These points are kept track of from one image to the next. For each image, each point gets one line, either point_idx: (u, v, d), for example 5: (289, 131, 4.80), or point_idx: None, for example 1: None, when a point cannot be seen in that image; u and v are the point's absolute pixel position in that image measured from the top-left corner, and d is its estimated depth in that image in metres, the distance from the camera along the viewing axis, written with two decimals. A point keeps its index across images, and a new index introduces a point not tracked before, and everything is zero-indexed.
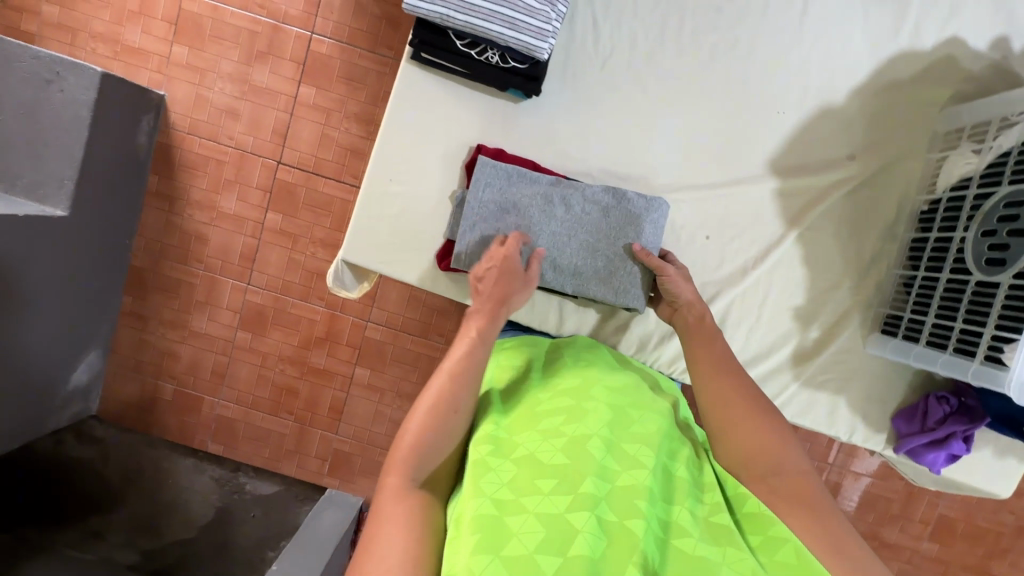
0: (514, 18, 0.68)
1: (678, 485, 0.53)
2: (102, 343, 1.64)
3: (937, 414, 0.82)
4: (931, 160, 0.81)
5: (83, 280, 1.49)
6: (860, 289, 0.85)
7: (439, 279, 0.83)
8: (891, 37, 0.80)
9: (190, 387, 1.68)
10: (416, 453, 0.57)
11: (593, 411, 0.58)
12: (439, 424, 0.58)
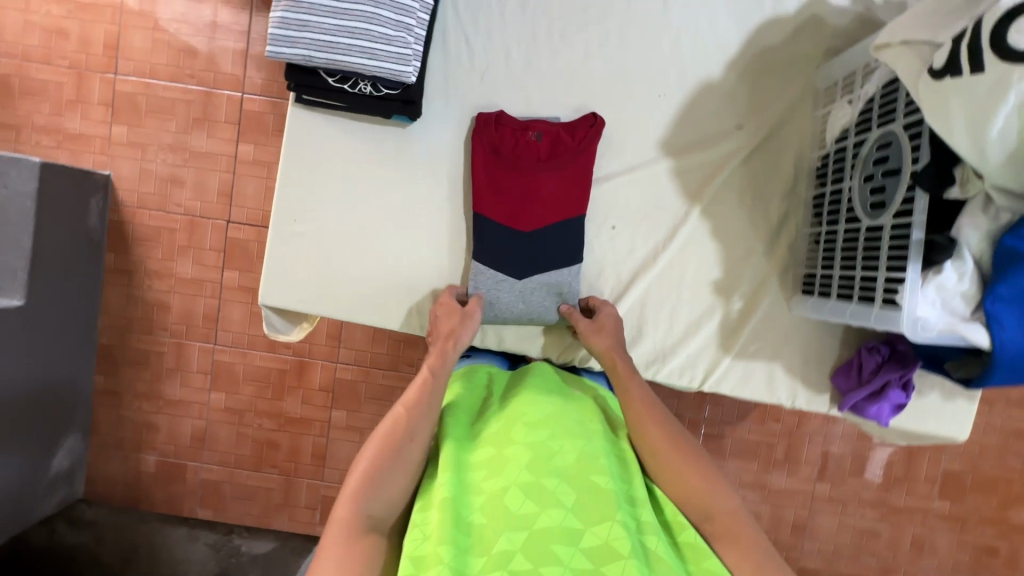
0: (373, 48, 0.70)
1: (601, 502, 0.57)
2: (80, 425, 1.64)
3: (870, 365, 0.81)
4: (817, 117, 0.82)
5: (51, 364, 1.51)
6: (775, 253, 0.85)
7: (360, 309, 0.84)
8: (753, 7, 0.82)
9: (173, 455, 1.68)
10: (362, 489, 0.59)
11: (514, 454, 0.61)
12: (378, 470, 0.61)
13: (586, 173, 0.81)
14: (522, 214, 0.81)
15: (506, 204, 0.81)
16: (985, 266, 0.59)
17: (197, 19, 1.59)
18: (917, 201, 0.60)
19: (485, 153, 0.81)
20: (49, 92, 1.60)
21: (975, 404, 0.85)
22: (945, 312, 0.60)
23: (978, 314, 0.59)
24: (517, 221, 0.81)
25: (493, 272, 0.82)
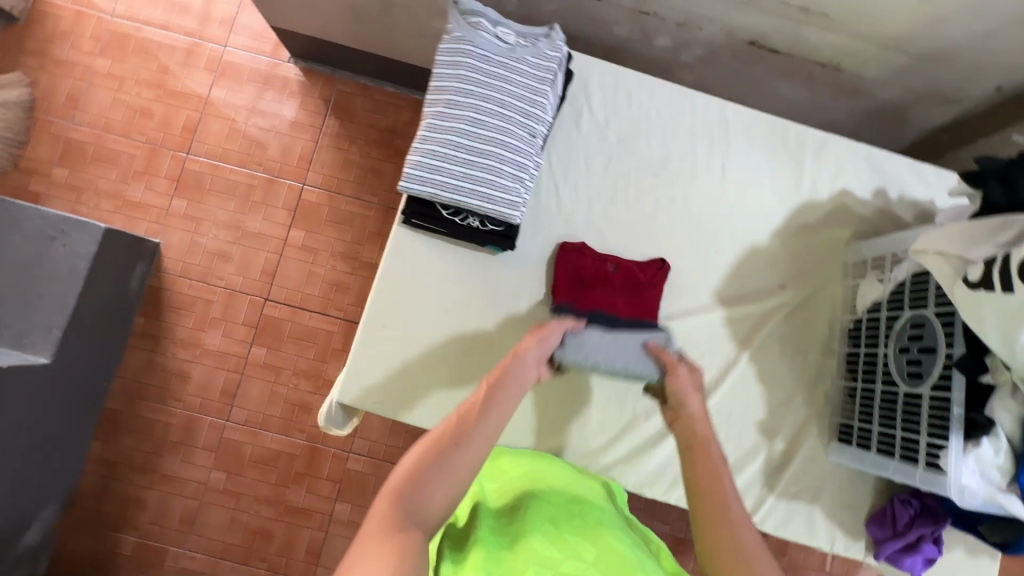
0: (490, 194, 0.81)
1: (619, 561, 0.59)
2: (63, 494, 1.53)
3: (903, 517, 0.87)
4: (848, 285, 0.96)
5: (55, 427, 1.44)
6: (813, 400, 0.94)
7: (436, 416, 0.89)
8: (795, 190, 0.98)
9: (155, 538, 1.56)
10: (416, 471, 0.58)
11: (540, 518, 0.66)
12: (436, 455, 0.60)
13: (651, 305, 0.91)
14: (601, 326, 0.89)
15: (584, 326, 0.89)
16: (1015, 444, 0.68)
17: (274, 118, 1.74)
18: (954, 380, 0.71)
19: (567, 279, 0.90)
20: (120, 163, 1.70)
21: (998, 562, 0.90)
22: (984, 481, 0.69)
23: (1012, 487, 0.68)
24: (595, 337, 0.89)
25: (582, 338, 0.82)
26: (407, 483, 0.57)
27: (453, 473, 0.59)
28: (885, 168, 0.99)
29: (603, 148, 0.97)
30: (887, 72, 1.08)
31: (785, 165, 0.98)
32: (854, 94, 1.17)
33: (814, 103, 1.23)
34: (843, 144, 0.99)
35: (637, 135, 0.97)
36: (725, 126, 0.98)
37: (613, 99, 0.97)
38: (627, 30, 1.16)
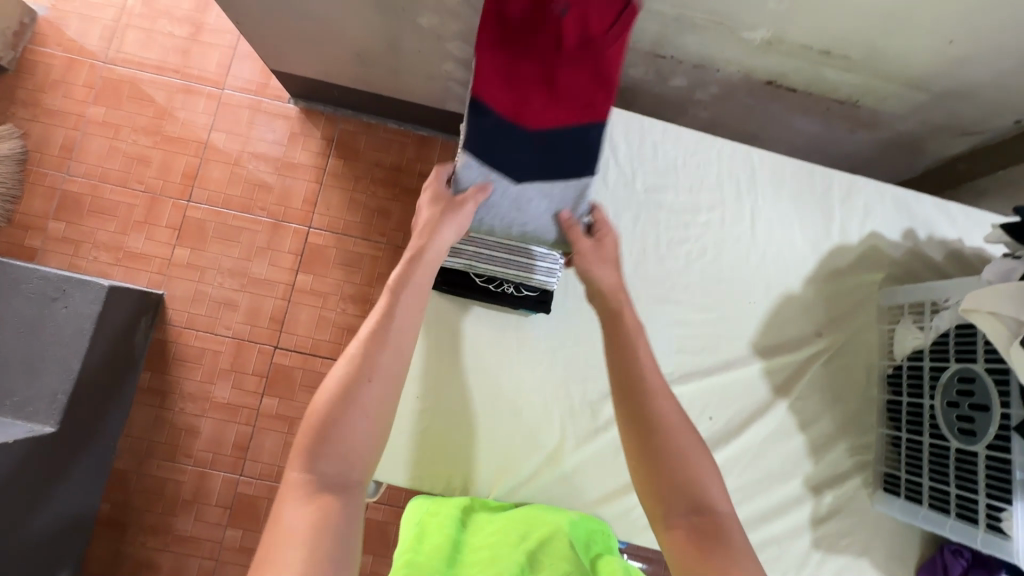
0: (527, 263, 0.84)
1: None
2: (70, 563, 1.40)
3: (956, 568, 0.85)
4: (884, 329, 0.94)
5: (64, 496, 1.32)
6: (855, 449, 0.93)
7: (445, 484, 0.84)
8: (826, 235, 0.97)
9: None
10: (327, 409, 0.57)
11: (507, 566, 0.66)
12: (352, 395, 0.58)
13: None
14: None
15: None
16: None
17: (278, 159, 1.66)
18: (1015, 444, 0.70)
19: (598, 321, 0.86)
20: (118, 213, 1.60)
21: None
22: None
23: None
24: None
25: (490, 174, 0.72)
26: (321, 433, 0.55)
27: (364, 404, 0.58)
28: (912, 208, 0.98)
29: (631, 201, 0.95)
30: (908, 108, 1.08)
31: (815, 210, 0.97)
32: (872, 127, 1.16)
33: (831, 135, 1.22)
34: (871, 186, 0.98)
35: (663, 185, 0.96)
36: (753, 172, 0.97)
37: (639, 150, 0.96)
38: (643, 70, 1.15)
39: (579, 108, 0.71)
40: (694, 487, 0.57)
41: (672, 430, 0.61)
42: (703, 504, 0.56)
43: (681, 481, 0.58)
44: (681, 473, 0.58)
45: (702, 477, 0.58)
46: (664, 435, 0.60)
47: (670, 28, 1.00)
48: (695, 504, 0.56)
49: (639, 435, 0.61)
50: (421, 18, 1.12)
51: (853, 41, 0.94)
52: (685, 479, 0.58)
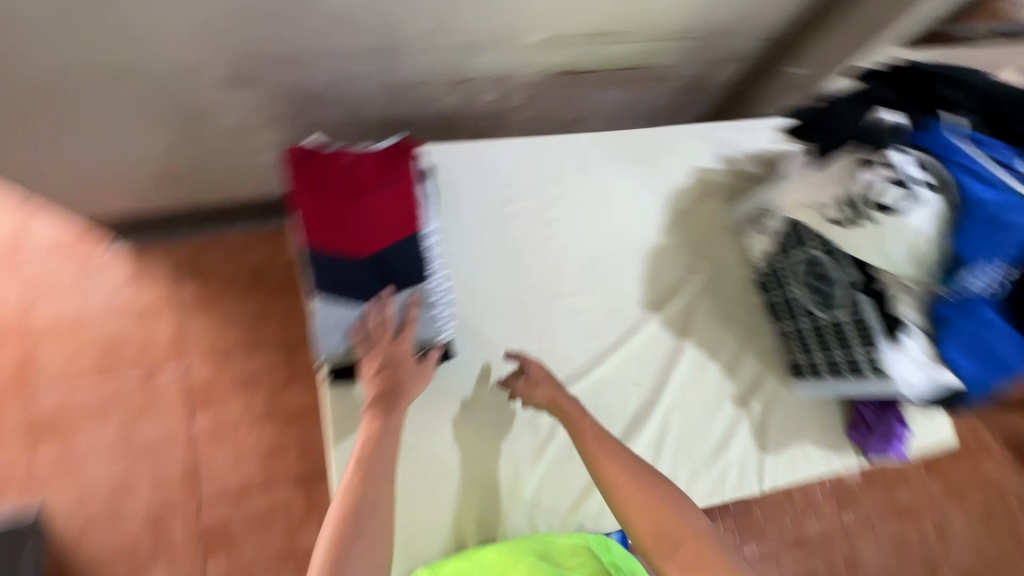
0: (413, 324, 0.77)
1: None
2: None
3: (869, 416, 0.99)
4: (739, 245, 1.06)
5: None
6: (760, 354, 1.03)
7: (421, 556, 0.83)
8: (663, 186, 1.07)
9: None
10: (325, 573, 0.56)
11: None
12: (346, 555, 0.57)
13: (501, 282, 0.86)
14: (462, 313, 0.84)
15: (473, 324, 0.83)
16: (926, 329, 0.80)
17: (115, 307, 1.43)
18: (863, 299, 0.81)
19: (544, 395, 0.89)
20: None
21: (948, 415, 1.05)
22: (919, 368, 0.80)
23: (941, 362, 0.79)
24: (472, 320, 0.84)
25: (344, 297, 0.77)
26: None
27: (364, 555, 0.58)
28: (718, 137, 1.11)
29: (487, 222, 0.98)
30: (683, 56, 1.22)
31: (645, 168, 1.07)
32: (663, 80, 1.30)
33: (634, 97, 1.35)
34: (680, 133, 1.11)
35: (510, 197, 1.00)
36: (582, 155, 1.05)
37: (477, 173, 0.99)
38: (453, 97, 1.19)
39: (393, 227, 0.78)
40: (674, 525, 0.67)
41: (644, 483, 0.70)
42: (676, 535, 0.67)
43: (660, 523, 0.68)
44: (663, 519, 0.68)
45: (684, 518, 0.68)
46: (637, 490, 0.70)
47: (459, 54, 1.05)
48: (676, 539, 0.67)
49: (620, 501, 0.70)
50: (216, 119, 1.06)
51: (615, 18, 1.05)
52: (667, 521, 0.68)
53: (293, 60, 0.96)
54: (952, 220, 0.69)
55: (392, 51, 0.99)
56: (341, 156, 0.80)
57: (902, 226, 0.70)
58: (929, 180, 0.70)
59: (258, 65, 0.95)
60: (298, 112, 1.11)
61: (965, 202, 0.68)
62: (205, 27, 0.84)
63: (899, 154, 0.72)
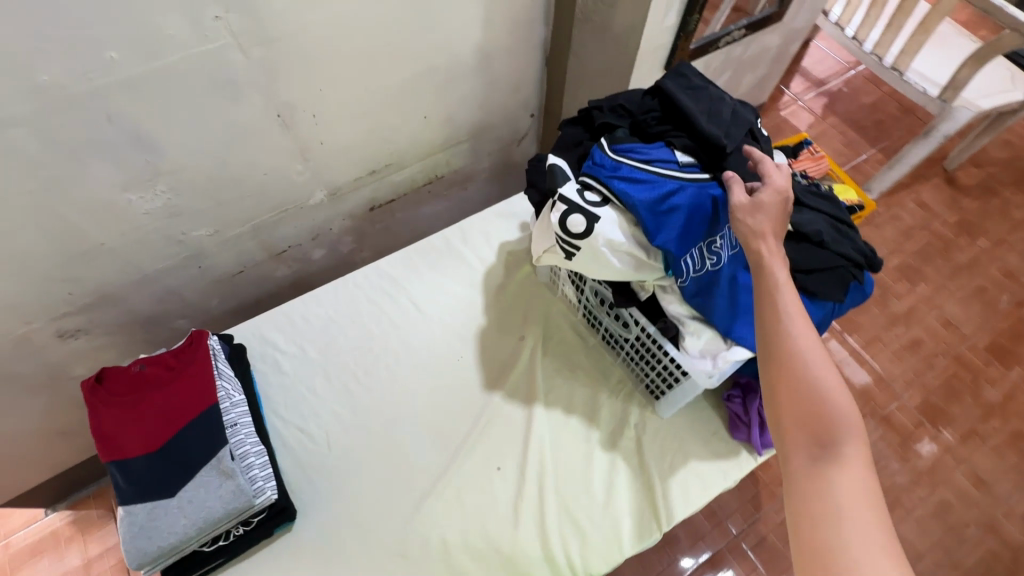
0: (217, 500, 0.78)
1: None
2: None
3: (740, 410, 0.97)
4: (559, 295, 1.10)
5: None
6: (616, 389, 1.02)
7: None
8: (473, 271, 1.14)
9: None
10: None
11: None
12: None
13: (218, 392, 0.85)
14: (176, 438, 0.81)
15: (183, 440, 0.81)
16: (699, 317, 0.79)
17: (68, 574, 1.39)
18: (632, 311, 0.84)
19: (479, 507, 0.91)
20: None
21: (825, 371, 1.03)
22: (713, 355, 0.78)
23: (729, 341, 0.78)
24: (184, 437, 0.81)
25: (145, 502, 0.77)
26: None
27: None
28: (512, 210, 1.21)
29: (315, 368, 1.03)
30: (469, 156, 1.37)
31: (453, 262, 1.15)
32: (469, 179, 1.44)
33: (454, 200, 1.47)
34: (475, 220, 1.20)
35: (330, 337, 1.06)
36: (389, 275, 1.13)
37: (293, 330, 1.06)
38: (285, 268, 1.30)
39: (184, 412, 0.82)
40: (822, 402, 0.59)
41: (801, 354, 0.61)
42: (822, 427, 0.58)
43: (804, 399, 0.60)
44: (808, 397, 0.60)
45: (827, 391, 0.60)
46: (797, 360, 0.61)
47: (261, 235, 1.17)
48: (826, 429, 0.58)
49: (780, 356, 0.63)
50: (72, 371, 1.13)
51: (381, 155, 1.19)
52: (814, 398, 0.59)
53: (110, 299, 1.06)
54: (636, 220, 0.73)
55: (197, 257, 1.11)
56: (131, 365, 0.88)
57: (599, 244, 0.73)
58: (597, 198, 0.74)
59: (79, 317, 1.04)
60: (147, 336, 1.19)
61: (632, 205, 0.71)
62: (8, 308, 0.94)
63: (566, 185, 0.75)
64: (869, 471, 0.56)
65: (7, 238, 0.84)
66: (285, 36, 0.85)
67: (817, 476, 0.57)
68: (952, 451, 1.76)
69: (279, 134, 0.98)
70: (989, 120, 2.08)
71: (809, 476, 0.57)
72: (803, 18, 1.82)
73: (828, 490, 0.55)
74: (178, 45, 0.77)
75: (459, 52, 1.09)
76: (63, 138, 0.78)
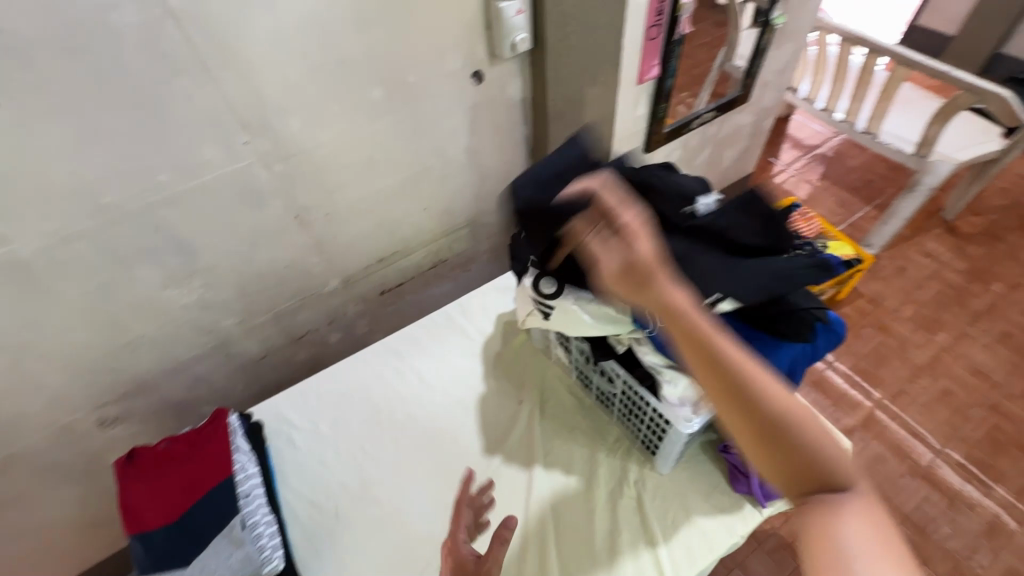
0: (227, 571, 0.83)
1: None
2: None
3: (738, 461, 0.95)
4: (553, 359, 1.16)
5: None
6: (613, 447, 1.04)
7: None
8: (472, 342, 1.22)
9: None
10: None
11: None
12: None
13: (216, 458, 0.92)
14: (170, 504, 0.89)
15: (174, 504, 0.88)
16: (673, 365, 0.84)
17: None
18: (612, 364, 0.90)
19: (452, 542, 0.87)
20: None
21: None
22: (691, 401, 0.83)
23: (704, 387, 0.82)
24: (170, 509, 0.88)
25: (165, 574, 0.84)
26: None
27: None
28: (508, 284, 1.31)
29: (326, 442, 1.09)
30: (469, 240, 1.51)
31: (455, 335, 1.24)
32: (471, 261, 1.57)
33: (459, 280, 1.60)
34: (473, 295, 1.30)
35: (340, 412, 1.13)
36: (395, 351, 1.21)
37: (307, 406, 1.14)
38: (304, 351, 1.41)
39: (200, 485, 0.89)
40: (791, 438, 0.56)
41: (748, 388, 0.58)
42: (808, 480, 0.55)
43: (780, 449, 0.57)
44: (785, 444, 0.56)
45: (794, 418, 0.57)
46: (745, 407, 0.58)
47: (282, 322, 1.30)
48: (802, 470, 0.55)
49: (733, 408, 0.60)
50: (108, 458, 1.22)
51: (389, 244, 1.33)
52: (780, 429, 0.57)
53: (146, 387, 1.17)
54: None
55: (225, 344, 1.23)
56: (159, 442, 0.97)
57: None
58: (565, 261, 0.84)
59: (118, 404, 1.15)
60: (177, 422, 1.28)
61: None
62: (58, 398, 1.05)
63: (537, 254, 0.86)
64: (871, 502, 0.52)
65: (64, 334, 0.98)
66: (300, 152, 1.03)
67: (818, 532, 0.51)
68: (1009, 511, 1.62)
69: (296, 232, 1.14)
70: (974, 170, 2.16)
71: (811, 536, 0.51)
72: (771, 97, 2.00)
73: (832, 543, 0.49)
74: (212, 166, 0.95)
75: (450, 153, 1.26)
76: (118, 246, 0.94)
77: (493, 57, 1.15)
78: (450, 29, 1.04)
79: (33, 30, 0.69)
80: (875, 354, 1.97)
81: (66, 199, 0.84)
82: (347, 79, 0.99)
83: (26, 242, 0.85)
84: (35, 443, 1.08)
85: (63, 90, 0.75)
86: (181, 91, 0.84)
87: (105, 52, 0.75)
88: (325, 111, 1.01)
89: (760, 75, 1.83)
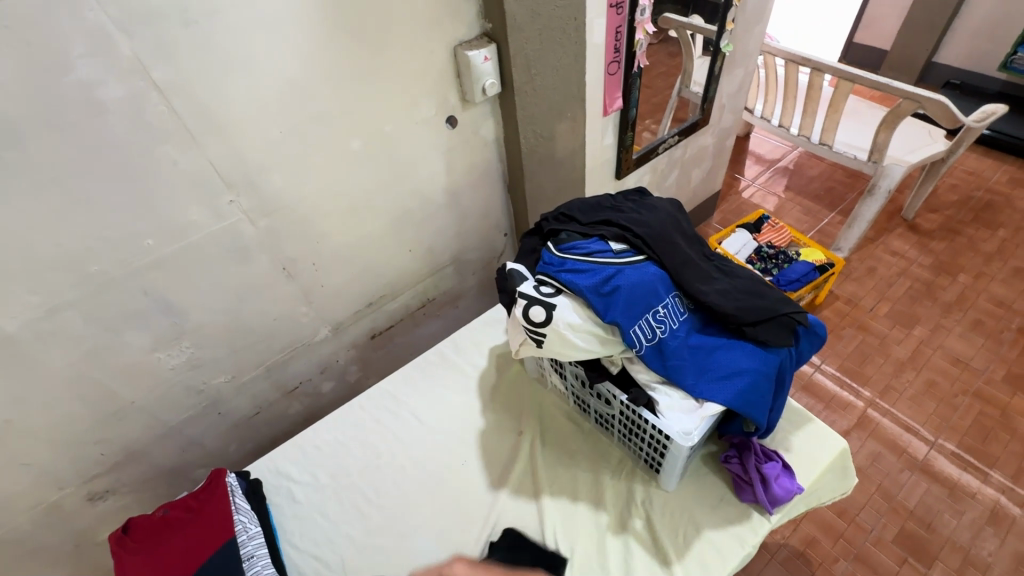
0: None
1: None
2: None
3: (740, 470, 0.97)
4: (548, 386, 1.17)
5: None
6: (617, 468, 1.04)
7: None
8: (467, 378, 1.23)
9: None
10: None
11: None
12: None
13: (216, 519, 0.90)
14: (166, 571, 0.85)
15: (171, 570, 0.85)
16: (667, 381, 0.87)
17: None
18: (607, 385, 0.92)
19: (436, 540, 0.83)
20: None
21: (815, 420, 1.05)
22: (688, 414, 0.84)
23: (699, 400, 0.84)
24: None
25: None
26: None
27: None
28: (497, 317, 1.33)
29: (327, 493, 1.07)
30: (455, 277, 1.53)
31: (448, 372, 1.24)
32: (458, 298, 1.59)
33: (448, 318, 1.61)
34: (464, 330, 1.31)
35: (339, 461, 1.11)
36: (391, 393, 1.21)
37: (305, 458, 1.12)
38: (297, 403, 1.39)
39: (200, 548, 0.87)
40: None
41: None
42: None
43: None
44: None
45: None
46: None
47: (274, 375, 1.29)
48: None
49: None
50: (98, 534, 1.17)
51: (376, 288, 1.35)
52: None
53: (136, 455, 1.14)
54: (588, 303, 0.85)
55: (216, 404, 1.21)
56: (155, 511, 0.94)
57: (560, 327, 0.83)
58: (551, 289, 0.87)
59: (107, 476, 1.11)
60: (169, 489, 1.24)
61: (579, 290, 0.84)
62: (45, 475, 1.02)
63: (525, 284, 0.88)
64: None
65: (51, 408, 0.96)
66: (284, 206, 1.05)
67: None
68: (1008, 495, 1.65)
69: (283, 284, 1.15)
70: (925, 171, 2.28)
71: None
72: (729, 118, 2.11)
73: None
74: (198, 227, 0.96)
75: (430, 195, 1.30)
76: (105, 313, 0.94)
77: (464, 101, 1.20)
78: (421, 80, 1.10)
79: (19, 111, 0.71)
80: (858, 353, 2.02)
81: (52, 270, 0.85)
82: (326, 133, 1.03)
83: (12, 316, 0.84)
84: (21, 526, 1.04)
85: (49, 165, 0.77)
86: (165, 157, 0.86)
87: (90, 127, 0.78)
88: (307, 165, 1.04)
89: (716, 99, 1.94)
